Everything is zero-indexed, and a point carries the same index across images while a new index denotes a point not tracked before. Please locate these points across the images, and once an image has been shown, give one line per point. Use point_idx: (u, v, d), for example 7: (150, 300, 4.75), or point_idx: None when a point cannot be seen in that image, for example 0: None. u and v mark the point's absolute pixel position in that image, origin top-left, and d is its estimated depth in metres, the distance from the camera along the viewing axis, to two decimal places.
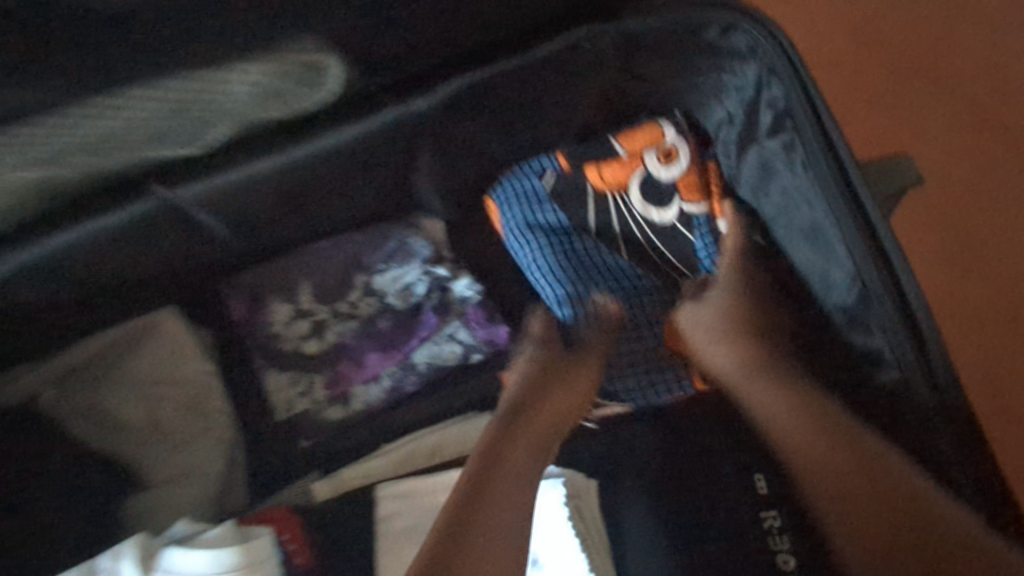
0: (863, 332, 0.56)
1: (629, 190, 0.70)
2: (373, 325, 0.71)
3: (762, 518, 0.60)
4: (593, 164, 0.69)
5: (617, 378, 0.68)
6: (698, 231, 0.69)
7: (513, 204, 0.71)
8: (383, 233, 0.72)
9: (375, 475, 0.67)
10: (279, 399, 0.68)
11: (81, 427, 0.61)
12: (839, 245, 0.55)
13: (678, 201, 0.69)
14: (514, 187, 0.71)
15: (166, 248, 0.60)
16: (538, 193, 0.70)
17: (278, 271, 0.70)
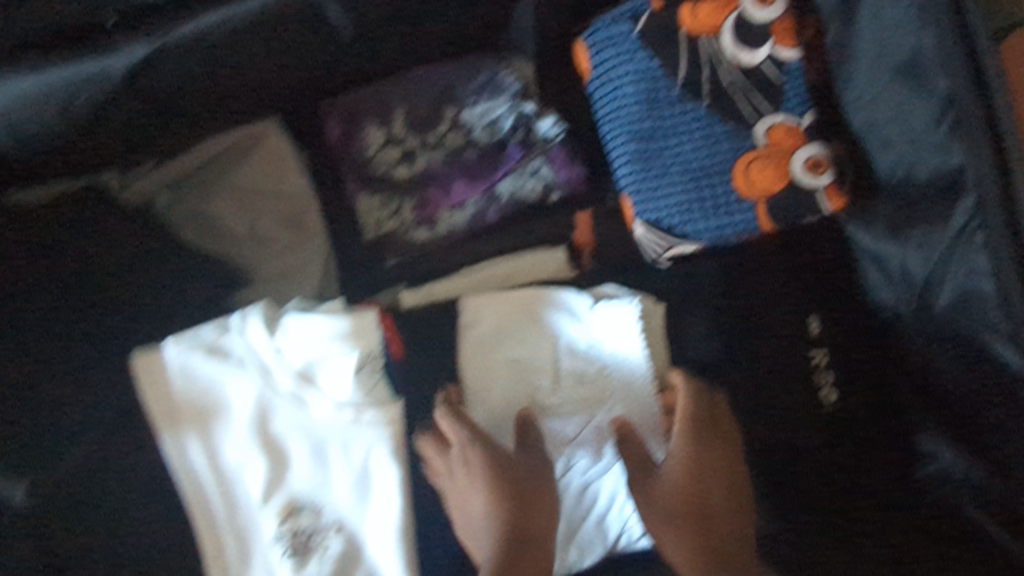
0: (937, 154, 0.52)
1: (721, 34, 0.64)
2: (459, 156, 0.74)
3: (813, 356, 0.64)
4: (687, 3, 0.64)
5: (690, 219, 0.63)
6: (787, 79, 0.63)
7: (603, 47, 0.67)
8: (475, 66, 0.73)
9: (454, 290, 0.73)
10: (370, 218, 0.76)
11: (188, 231, 0.76)
12: (937, 76, 0.51)
13: (770, 44, 0.63)
14: (609, 29, 0.67)
15: (286, 51, 0.61)
16: (630, 35, 0.66)
17: (375, 96, 0.74)
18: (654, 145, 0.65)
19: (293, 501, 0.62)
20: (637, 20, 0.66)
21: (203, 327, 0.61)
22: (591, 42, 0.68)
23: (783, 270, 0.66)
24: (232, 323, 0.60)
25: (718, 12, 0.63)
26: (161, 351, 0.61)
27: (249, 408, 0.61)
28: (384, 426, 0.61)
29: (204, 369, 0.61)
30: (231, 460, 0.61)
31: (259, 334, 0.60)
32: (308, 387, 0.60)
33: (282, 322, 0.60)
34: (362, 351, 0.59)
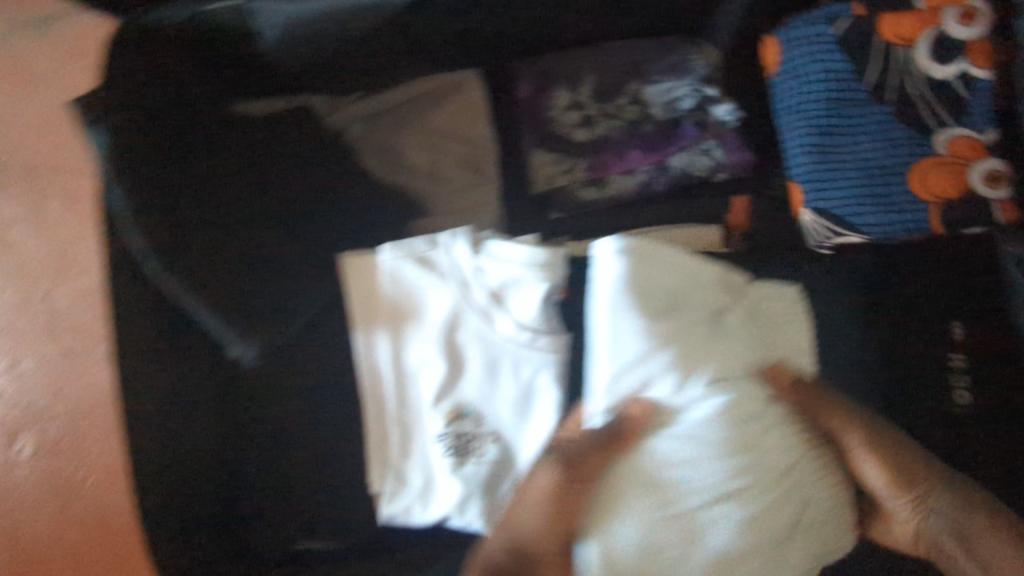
0: None
1: (916, 46, 0.68)
2: (638, 127, 0.80)
3: (949, 358, 0.68)
4: (888, 14, 0.69)
5: (860, 212, 0.69)
6: (974, 97, 0.67)
7: (795, 44, 0.73)
8: (667, 47, 0.80)
9: (616, 249, 0.78)
10: (542, 172, 0.83)
11: (374, 163, 0.84)
12: None
13: (964, 61, 0.67)
14: (804, 28, 0.72)
15: None
16: (825, 36, 0.71)
17: (569, 60, 0.81)
18: (833, 140, 0.71)
19: (459, 405, 0.70)
20: (835, 23, 0.71)
21: (416, 240, 0.70)
22: (783, 39, 0.74)
23: (936, 276, 0.70)
24: (443, 241, 0.70)
25: (915, 25, 0.68)
26: (373, 255, 0.71)
27: (440, 318, 0.70)
28: (553, 355, 0.68)
29: (409, 275, 0.70)
30: (415, 358, 0.70)
31: (465, 253, 0.69)
32: (496, 307, 0.68)
33: (486, 247, 0.69)
34: (551, 283, 0.67)
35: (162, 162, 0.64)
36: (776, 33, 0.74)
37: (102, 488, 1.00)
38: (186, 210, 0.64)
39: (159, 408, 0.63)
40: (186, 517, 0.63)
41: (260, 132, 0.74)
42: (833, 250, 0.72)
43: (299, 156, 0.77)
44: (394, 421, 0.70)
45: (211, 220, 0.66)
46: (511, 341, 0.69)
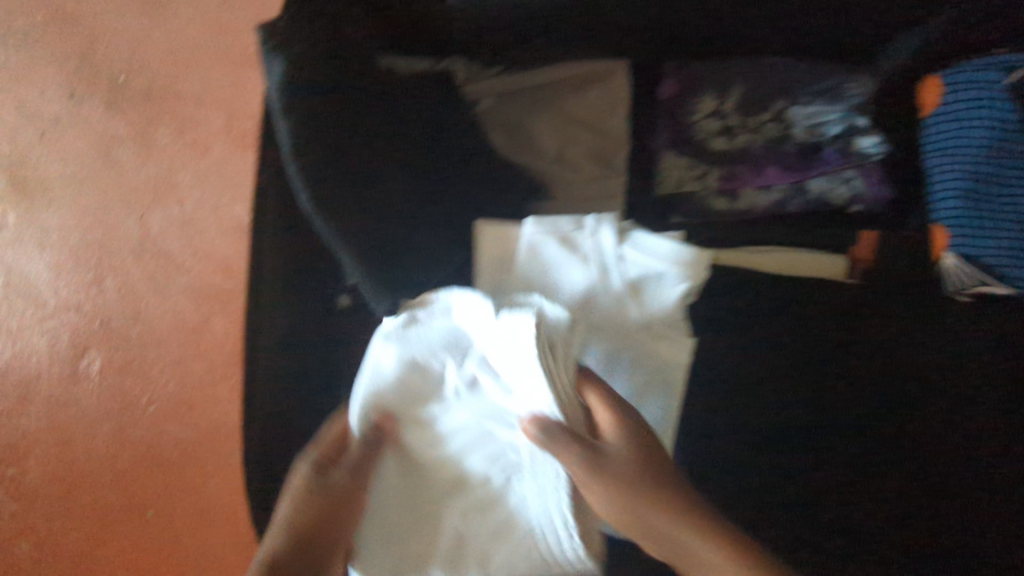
0: None
1: None
2: (779, 146, 0.80)
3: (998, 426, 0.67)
4: None
5: (1008, 263, 0.71)
6: None
7: (961, 90, 0.72)
8: (825, 71, 0.78)
9: (738, 260, 0.75)
10: (671, 175, 0.83)
11: (501, 138, 0.84)
12: None
13: None
14: (974, 74, 0.72)
15: None
16: (997, 84, 0.71)
17: (721, 69, 0.80)
18: (988, 189, 0.72)
19: (388, 408, 0.58)
20: (1011, 72, 0.71)
21: (562, 220, 0.72)
22: (948, 83, 0.73)
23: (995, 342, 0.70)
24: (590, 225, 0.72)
25: None
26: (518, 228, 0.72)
27: (574, 298, 0.71)
28: (680, 353, 0.69)
29: (550, 253, 0.72)
30: (370, 360, 0.59)
31: (609, 241, 0.71)
32: (631, 296, 0.70)
33: (630, 238, 0.71)
34: (690, 283, 0.69)
35: (329, 88, 0.63)
36: (939, 79, 0.75)
37: (177, 410, 1.03)
38: (342, 144, 0.63)
39: (275, 350, 0.64)
40: (281, 459, 0.64)
41: (410, 91, 0.75)
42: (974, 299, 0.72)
43: (444, 121, 0.77)
44: None
45: (359, 159, 0.64)
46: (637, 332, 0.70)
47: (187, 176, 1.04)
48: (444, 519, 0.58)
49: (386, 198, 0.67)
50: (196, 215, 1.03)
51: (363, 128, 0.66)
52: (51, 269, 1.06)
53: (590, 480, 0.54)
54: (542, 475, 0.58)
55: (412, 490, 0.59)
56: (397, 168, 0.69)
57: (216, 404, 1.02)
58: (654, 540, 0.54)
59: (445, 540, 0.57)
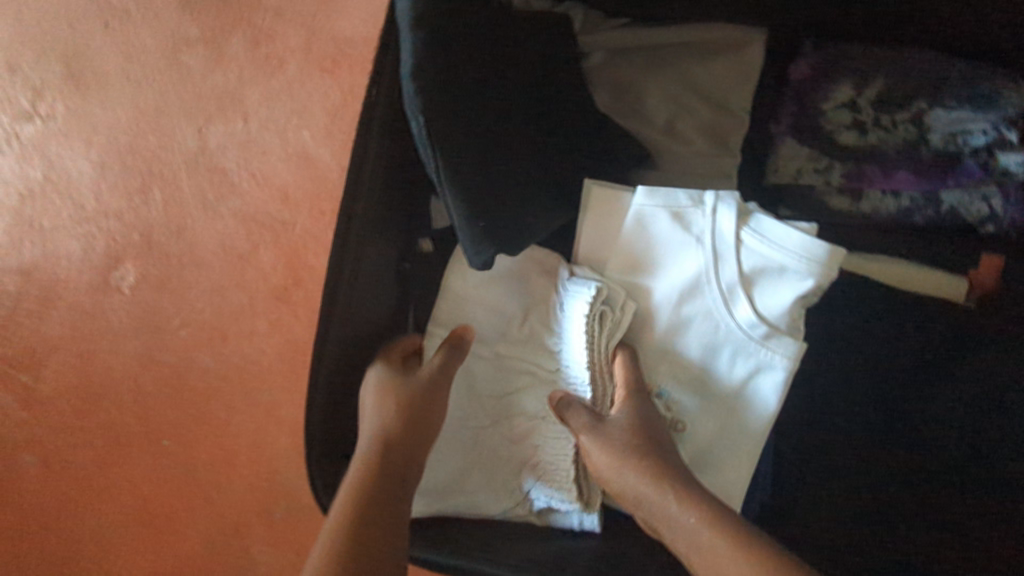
0: None
1: None
2: (915, 151, 0.73)
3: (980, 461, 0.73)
4: None
5: None
6: None
7: None
8: (980, 76, 0.71)
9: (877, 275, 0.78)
10: (789, 164, 0.76)
11: (607, 97, 0.77)
12: None
13: None
14: None
15: None
16: None
17: (864, 58, 0.73)
18: None
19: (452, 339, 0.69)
20: None
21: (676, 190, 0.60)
22: None
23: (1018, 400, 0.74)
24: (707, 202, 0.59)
25: None
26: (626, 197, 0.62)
27: (676, 282, 0.62)
28: (785, 358, 0.61)
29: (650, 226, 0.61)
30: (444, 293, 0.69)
31: (728, 223, 0.59)
32: (744, 292, 0.60)
33: (753, 224, 0.59)
34: (814, 284, 0.58)
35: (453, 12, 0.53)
36: None
37: (207, 338, 0.95)
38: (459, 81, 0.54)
39: (359, 281, 0.59)
40: (345, 392, 0.61)
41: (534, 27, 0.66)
42: None
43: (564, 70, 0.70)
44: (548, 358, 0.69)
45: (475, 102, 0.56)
46: (742, 330, 0.61)
47: (255, 91, 0.97)
48: (497, 445, 0.68)
49: (503, 137, 0.60)
50: (258, 134, 0.96)
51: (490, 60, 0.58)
52: (95, 167, 0.99)
53: (609, 455, 0.56)
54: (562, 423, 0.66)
55: (478, 424, 0.68)
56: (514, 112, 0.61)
57: (249, 339, 0.94)
58: (645, 511, 0.54)
59: (484, 457, 0.68)
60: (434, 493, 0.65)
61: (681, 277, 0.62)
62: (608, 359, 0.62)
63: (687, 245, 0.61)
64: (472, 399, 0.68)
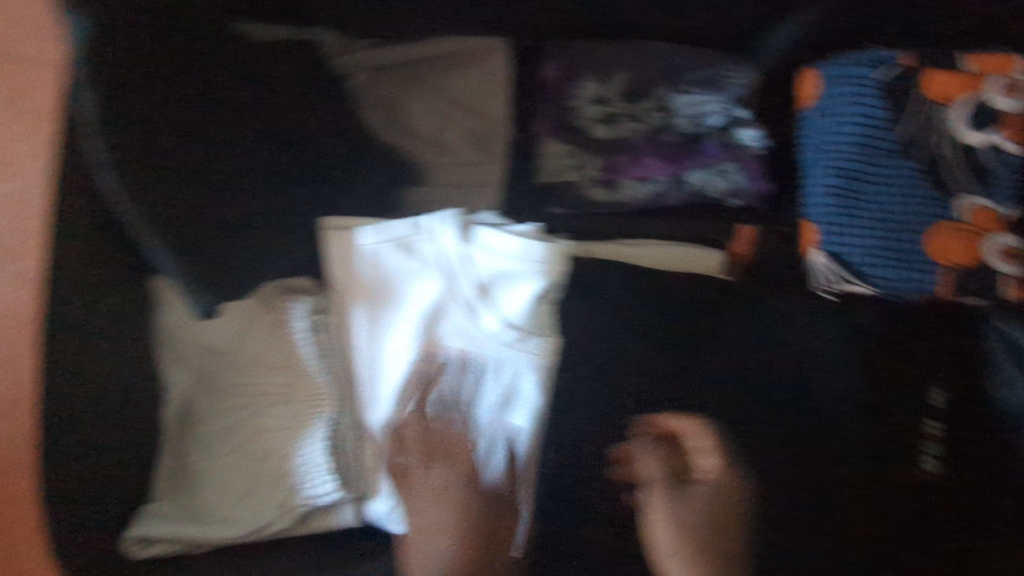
0: None
1: (953, 108, 0.68)
2: (659, 135, 0.77)
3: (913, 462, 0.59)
4: (930, 70, 0.69)
5: (873, 259, 0.67)
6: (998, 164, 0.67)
7: (837, 83, 0.71)
8: (705, 57, 0.76)
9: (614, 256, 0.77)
10: (552, 164, 0.78)
11: (372, 116, 0.77)
12: None
13: (997, 132, 0.67)
14: (848, 68, 0.71)
15: None
16: (866, 80, 0.70)
17: (604, 52, 0.77)
18: (856, 185, 0.69)
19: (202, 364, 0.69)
20: (881, 68, 0.70)
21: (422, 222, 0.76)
22: (825, 74, 0.72)
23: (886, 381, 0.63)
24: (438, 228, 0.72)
25: (955, 86, 0.68)
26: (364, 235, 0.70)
27: (418, 307, 0.68)
28: (533, 355, 0.68)
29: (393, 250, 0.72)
30: (178, 323, 0.68)
31: (452, 242, 0.71)
32: (481, 304, 0.67)
33: (486, 235, 0.75)
34: (539, 286, 0.67)
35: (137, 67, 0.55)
36: (812, 72, 0.73)
37: None
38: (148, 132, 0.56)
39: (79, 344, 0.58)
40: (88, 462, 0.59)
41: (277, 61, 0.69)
42: (839, 296, 0.68)
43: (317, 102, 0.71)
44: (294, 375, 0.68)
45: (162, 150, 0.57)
46: (490, 341, 0.68)
47: None
48: (247, 465, 0.66)
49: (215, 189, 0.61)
50: None
51: (184, 110, 0.58)
52: None
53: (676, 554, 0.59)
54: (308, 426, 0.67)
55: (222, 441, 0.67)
56: (227, 155, 0.61)
57: None
58: None
59: (235, 476, 0.66)
60: (177, 516, 0.63)
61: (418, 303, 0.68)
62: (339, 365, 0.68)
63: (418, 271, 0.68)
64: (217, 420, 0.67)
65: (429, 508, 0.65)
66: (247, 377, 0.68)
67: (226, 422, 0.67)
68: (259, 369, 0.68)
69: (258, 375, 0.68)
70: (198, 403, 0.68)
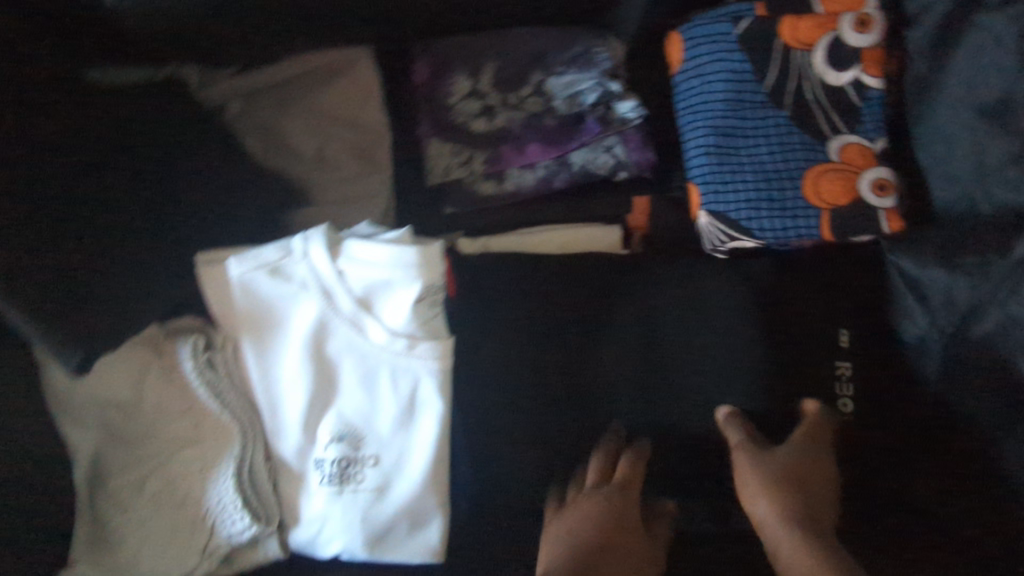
0: (1007, 188, 0.55)
1: (814, 51, 0.67)
2: (538, 120, 0.76)
3: (841, 400, 0.67)
4: (786, 16, 0.68)
5: (754, 213, 0.67)
6: (864, 102, 0.67)
7: (701, 43, 0.70)
8: (572, 37, 0.75)
9: (510, 245, 0.76)
10: (438, 164, 0.77)
11: (252, 143, 0.78)
12: (1001, 137, 0.55)
13: (858, 70, 0.67)
14: (708, 27, 0.70)
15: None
16: (728, 36, 0.69)
17: (471, 45, 0.75)
18: (732, 141, 0.69)
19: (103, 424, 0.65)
20: (738, 22, 0.69)
21: (260, 248, 0.60)
22: (688, 35, 0.71)
23: (810, 322, 0.69)
24: (294, 246, 0.60)
25: (813, 29, 0.67)
26: (222, 264, 0.61)
27: (303, 329, 0.62)
28: (435, 360, 0.62)
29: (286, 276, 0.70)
30: (59, 390, 0.63)
31: (319, 256, 0.59)
32: (367, 313, 0.61)
33: (343, 249, 0.60)
34: (427, 284, 0.60)
35: None
36: (677, 35, 0.72)
37: None
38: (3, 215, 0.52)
39: None
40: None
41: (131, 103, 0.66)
42: (727, 255, 0.71)
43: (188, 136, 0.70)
44: (195, 417, 0.66)
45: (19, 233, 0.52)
46: (388, 351, 0.62)
47: None
48: (169, 515, 0.65)
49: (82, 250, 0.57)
50: None
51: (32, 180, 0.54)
52: None
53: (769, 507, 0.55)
54: (215, 464, 0.65)
55: (139, 494, 0.66)
56: (76, 204, 0.57)
57: None
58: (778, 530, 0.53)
59: (158, 528, 0.65)
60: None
61: (302, 325, 0.62)
62: (238, 397, 0.66)
63: (292, 289, 0.61)
64: (131, 474, 0.66)
65: (349, 532, 0.63)
66: (150, 426, 0.66)
67: (138, 476, 0.66)
68: (162, 418, 0.66)
69: (162, 424, 0.66)
70: (108, 462, 0.66)
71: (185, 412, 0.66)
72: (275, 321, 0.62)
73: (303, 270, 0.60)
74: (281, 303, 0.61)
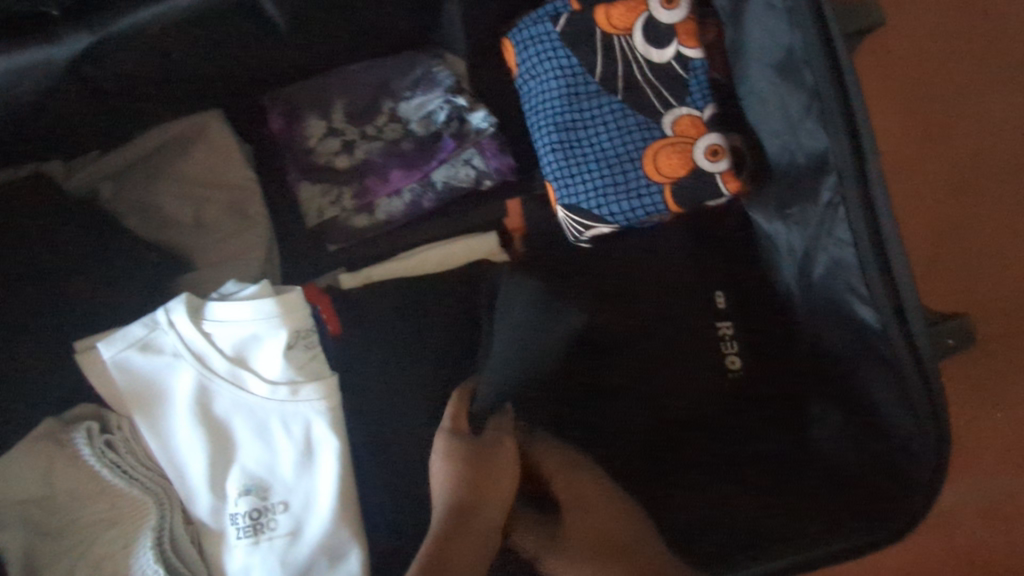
0: (808, 137, 0.57)
1: (633, 34, 0.69)
2: (397, 146, 0.78)
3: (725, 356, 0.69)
4: (599, 6, 0.69)
5: (605, 199, 0.69)
6: (692, 72, 0.69)
7: (528, 45, 0.71)
8: (410, 61, 0.78)
9: (390, 272, 0.80)
10: (311, 205, 0.79)
11: (135, 222, 0.78)
12: (794, 93, 0.57)
13: (677, 45, 0.69)
14: (531, 29, 0.71)
15: (213, 56, 0.67)
16: (552, 35, 0.70)
17: (317, 88, 0.78)
18: (575, 135, 0.70)
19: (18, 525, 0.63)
20: (558, 19, 0.70)
21: (128, 327, 0.64)
22: (516, 39, 0.72)
23: (680, 290, 0.72)
24: (160, 319, 0.64)
25: (627, 14, 0.69)
26: (97, 351, 0.64)
27: (186, 395, 0.64)
28: (320, 399, 0.65)
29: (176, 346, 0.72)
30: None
31: (185, 323, 0.64)
32: (243, 367, 0.64)
33: (206, 313, 0.64)
34: (293, 328, 0.64)
35: None
36: (508, 40, 0.74)
37: None
38: None
39: None
40: None
41: None
42: (592, 244, 0.74)
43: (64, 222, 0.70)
44: (104, 503, 0.64)
45: None
46: (273, 400, 0.65)
47: None
48: None
49: None
50: None
51: None
52: None
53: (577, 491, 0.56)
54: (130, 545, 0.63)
55: None
56: None
57: None
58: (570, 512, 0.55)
59: None
60: None
61: (186, 391, 0.64)
62: (142, 474, 0.66)
63: (167, 359, 0.64)
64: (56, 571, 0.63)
65: None
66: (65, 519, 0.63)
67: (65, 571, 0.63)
68: (80, 508, 0.64)
69: (81, 515, 0.64)
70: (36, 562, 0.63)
71: (99, 497, 0.64)
72: (160, 393, 0.64)
73: (173, 339, 0.64)
74: (162, 374, 0.64)
